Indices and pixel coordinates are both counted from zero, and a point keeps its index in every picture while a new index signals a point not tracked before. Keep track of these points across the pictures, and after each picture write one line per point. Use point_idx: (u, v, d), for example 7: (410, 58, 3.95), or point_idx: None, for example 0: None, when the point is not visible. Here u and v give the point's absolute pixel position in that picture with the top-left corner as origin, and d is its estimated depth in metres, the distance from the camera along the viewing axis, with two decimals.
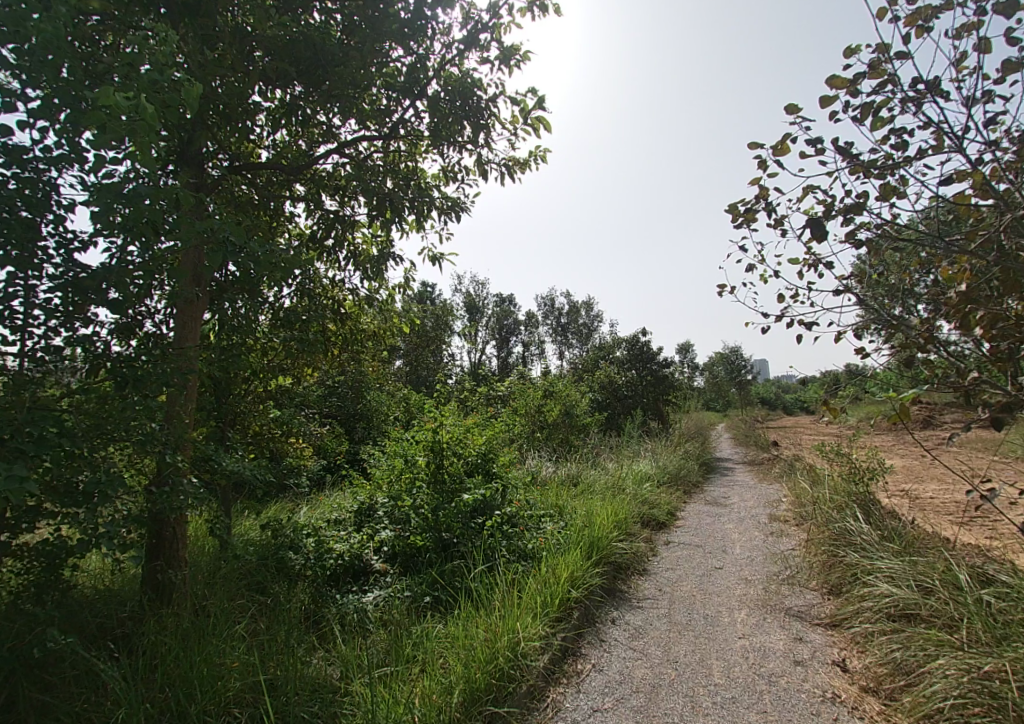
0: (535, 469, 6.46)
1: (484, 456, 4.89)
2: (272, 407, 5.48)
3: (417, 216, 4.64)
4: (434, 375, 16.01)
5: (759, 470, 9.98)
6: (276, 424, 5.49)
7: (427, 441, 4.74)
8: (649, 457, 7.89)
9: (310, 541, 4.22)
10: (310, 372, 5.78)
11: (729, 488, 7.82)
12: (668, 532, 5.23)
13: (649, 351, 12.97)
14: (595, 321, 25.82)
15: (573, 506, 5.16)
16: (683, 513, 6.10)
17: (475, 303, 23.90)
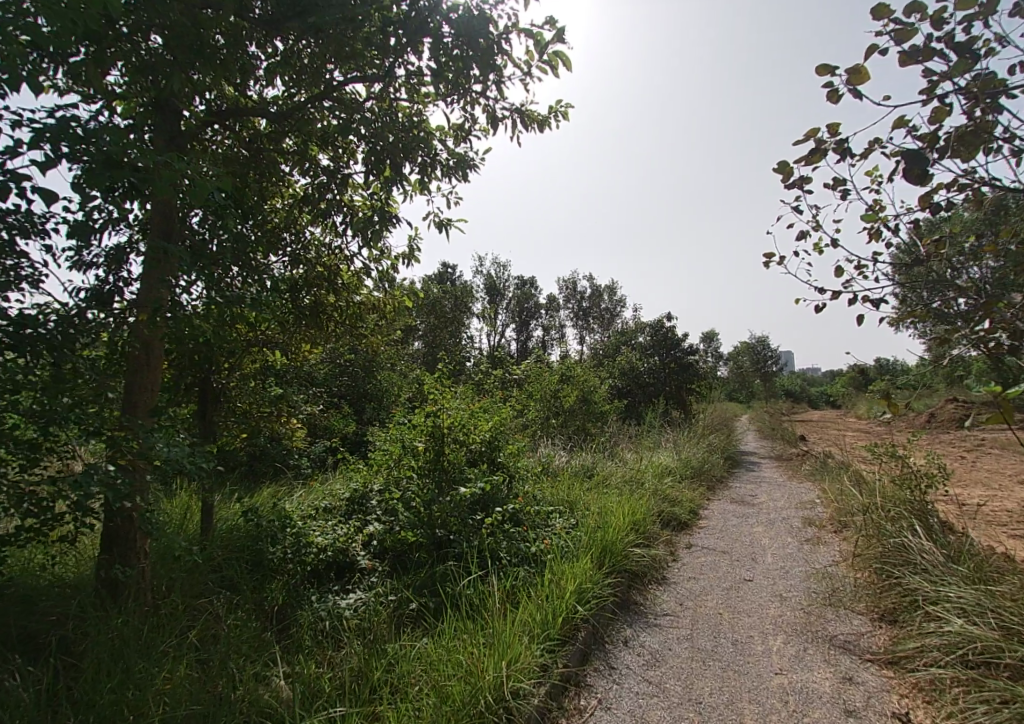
0: (547, 458, 5.99)
1: (489, 443, 4.44)
2: (265, 383, 5.12)
3: (419, 175, 4.15)
4: (450, 356, 15.58)
5: (789, 466, 9.34)
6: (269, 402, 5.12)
7: (426, 425, 4.31)
8: (671, 449, 7.36)
9: (295, 531, 3.87)
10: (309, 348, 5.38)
11: (758, 486, 7.25)
12: (691, 534, 4.74)
13: (674, 337, 12.27)
14: (618, 306, 25.04)
15: (587, 502, 4.69)
16: (708, 511, 5.59)
17: (495, 284, 23.32)
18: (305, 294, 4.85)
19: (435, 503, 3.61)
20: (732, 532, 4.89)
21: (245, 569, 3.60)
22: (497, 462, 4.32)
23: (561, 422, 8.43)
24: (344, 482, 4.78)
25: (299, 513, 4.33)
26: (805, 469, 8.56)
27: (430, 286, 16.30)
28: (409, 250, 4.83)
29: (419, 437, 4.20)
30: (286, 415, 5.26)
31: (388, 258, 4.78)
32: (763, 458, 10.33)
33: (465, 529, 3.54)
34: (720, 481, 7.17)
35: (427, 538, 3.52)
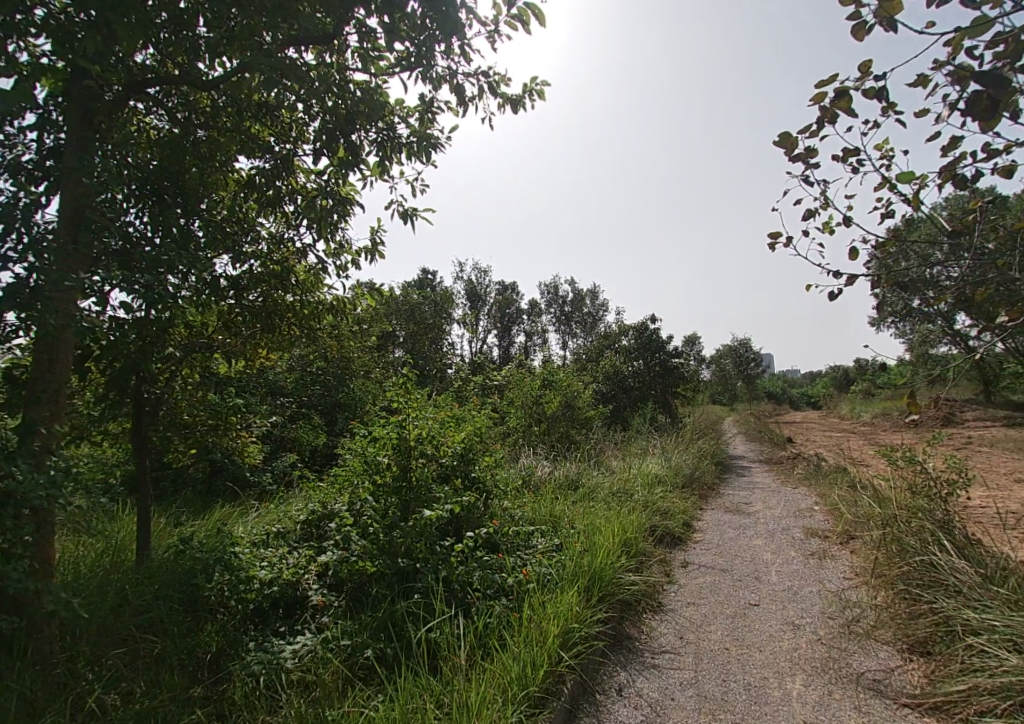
0: (528, 469, 5.54)
1: (462, 457, 3.98)
2: (214, 394, 4.61)
3: (378, 158, 3.73)
4: (430, 363, 15.09)
5: (780, 470, 9.00)
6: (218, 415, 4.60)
7: (390, 438, 3.84)
8: (660, 456, 6.97)
9: (238, 563, 3.37)
10: (264, 354, 4.88)
11: (751, 492, 6.88)
12: (686, 550, 4.33)
13: (658, 339, 11.93)
14: (601, 310, 24.77)
15: (572, 518, 4.25)
16: (702, 523, 5.19)
17: (476, 291, 22.84)
18: (256, 293, 4.36)
19: (398, 528, 3.13)
20: (730, 547, 4.50)
21: (177, 611, 3.10)
22: (471, 477, 3.86)
23: (544, 430, 8.00)
24: (302, 502, 4.29)
25: (248, 539, 3.83)
26: (798, 473, 8.24)
27: (408, 291, 15.80)
28: (371, 244, 4.38)
29: (382, 452, 3.73)
30: (239, 429, 4.75)
31: (348, 252, 4.33)
32: (753, 463, 10.00)
33: (432, 558, 3.07)
34: (711, 489, 6.80)
35: (390, 569, 3.05)
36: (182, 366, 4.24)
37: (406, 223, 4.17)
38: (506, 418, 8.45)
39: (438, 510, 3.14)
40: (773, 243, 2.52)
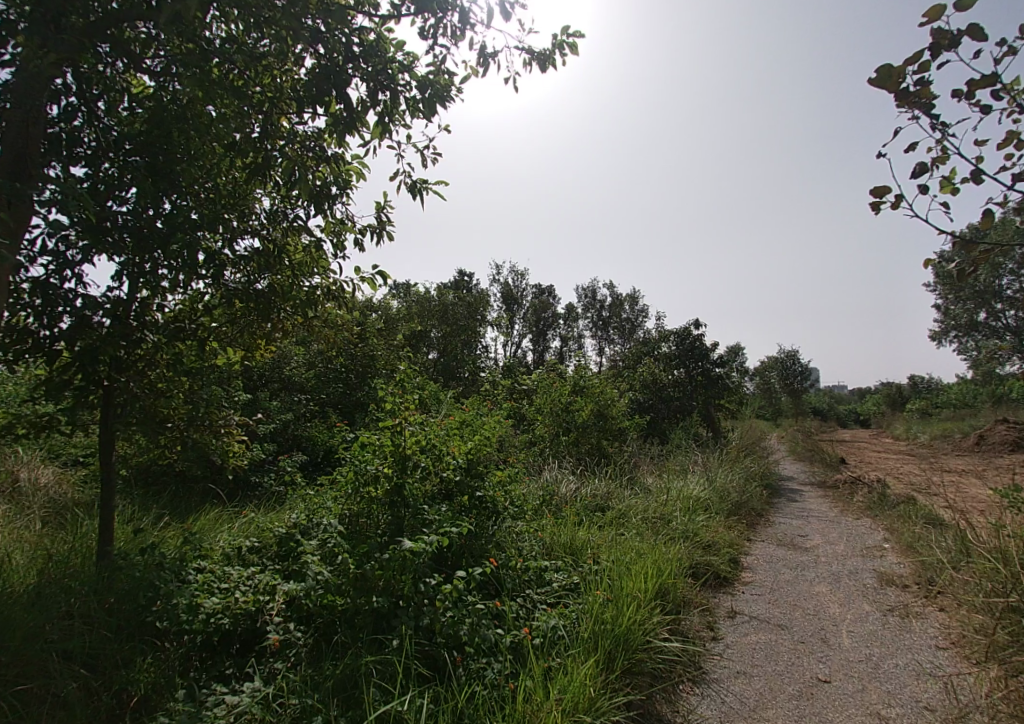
0: (550, 485, 4.90)
1: (467, 471, 3.37)
2: (203, 386, 4.17)
3: (380, 116, 3.19)
4: (460, 365, 14.55)
5: (838, 497, 8.03)
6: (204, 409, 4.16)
7: (383, 446, 3.28)
8: (702, 475, 6.20)
9: (197, 585, 2.87)
10: (260, 344, 4.41)
11: (808, 523, 6.03)
12: (733, 596, 3.61)
13: (701, 347, 11.06)
14: (640, 316, 23.80)
15: (594, 550, 3.59)
16: (752, 559, 4.44)
17: (512, 294, 22.26)
18: (247, 275, 3.90)
19: (374, 558, 2.55)
20: (787, 593, 3.74)
21: (115, 642, 2.62)
22: (477, 495, 3.24)
23: (573, 440, 7.31)
24: (288, 513, 3.77)
25: (219, 554, 3.33)
26: (859, 501, 7.29)
27: (440, 290, 15.34)
28: (378, 223, 3.84)
29: (373, 462, 3.15)
30: (228, 426, 4.29)
31: (350, 231, 3.80)
32: (805, 487, 9.03)
33: (415, 599, 2.48)
34: (760, 516, 5.97)
35: (362, 610, 2.47)
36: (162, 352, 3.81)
37: (415, 197, 3.59)
38: (531, 425, 7.80)
39: (425, 540, 2.54)
40: (873, 207, 1.87)
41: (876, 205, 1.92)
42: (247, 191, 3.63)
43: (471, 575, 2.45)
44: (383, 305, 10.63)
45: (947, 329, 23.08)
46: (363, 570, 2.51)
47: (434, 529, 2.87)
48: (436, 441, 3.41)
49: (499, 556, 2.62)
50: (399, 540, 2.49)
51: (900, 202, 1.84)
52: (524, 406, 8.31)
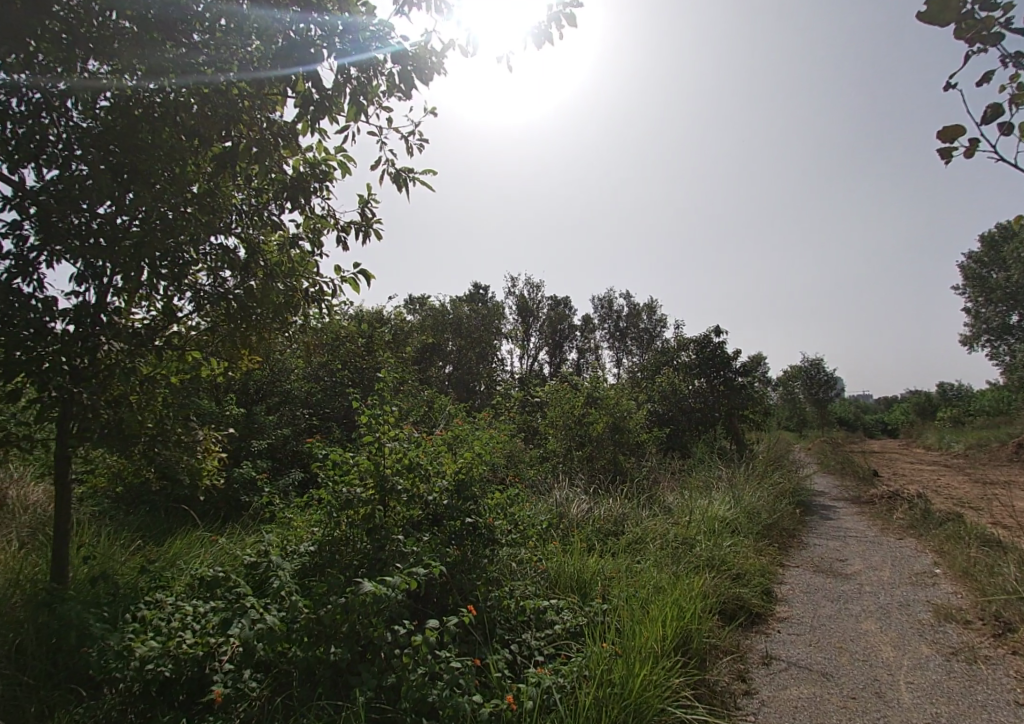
0: (559, 505, 4.47)
1: (456, 494, 2.95)
2: (179, 397, 3.86)
3: (352, 98, 2.85)
4: (473, 378, 14.19)
5: (876, 514, 7.42)
6: (179, 424, 3.85)
7: (358, 466, 2.88)
8: (727, 493, 5.69)
9: (144, 626, 2.50)
10: (241, 353, 4.10)
11: (847, 545, 5.47)
12: (767, 637, 3.11)
13: (723, 354, 10.53)
14: (658, 325, 23.25)
15: (605, 584, 3.13)
16: (787, 590, 3.92)
17: (527, 305, 21.92)
18: (221, 279, 3.59)
19: (333, 602, 2.15)
20: (830, 634, 3.24)
21: (44, 693, 2.27)
22: (467, 522, 2.80)
23: (586, 455, 6.86)
24: (264, 539, 3.40)
25: (182, 587, 2.98)
26: (901, 519, 6.68)
27: (452, 302, 15.05)
28: (360, 219, 3.45)
29: (347, 484, 2.75)
30: (206, 441, 3.96)
31: (329, 228, 3.44)
32: (839, 502, 8.40)
33: (381, 653, 2.07)
34: (793, 538, 5.43)
35: (316, 665, 2.08)
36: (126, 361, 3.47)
37: (398, 189, 3.17)
38: (543, 440, 7.37)
39: (389, 582, 2.12)
40: (947, 152, 1.29)
41: (948, 153, 1.35)
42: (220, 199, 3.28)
43: (445, 624, 1.99)
44: (392, 316, 10.35)
45: (982, 334, 22.03)
46: (320, 616, 2.13)
47: (412, 567, 2.44)
48: (421, 460, 3.01)
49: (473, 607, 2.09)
50: (360, 581, 2.07)
51: (984, 143, 1.27)
52: (536, 419, 7.90)
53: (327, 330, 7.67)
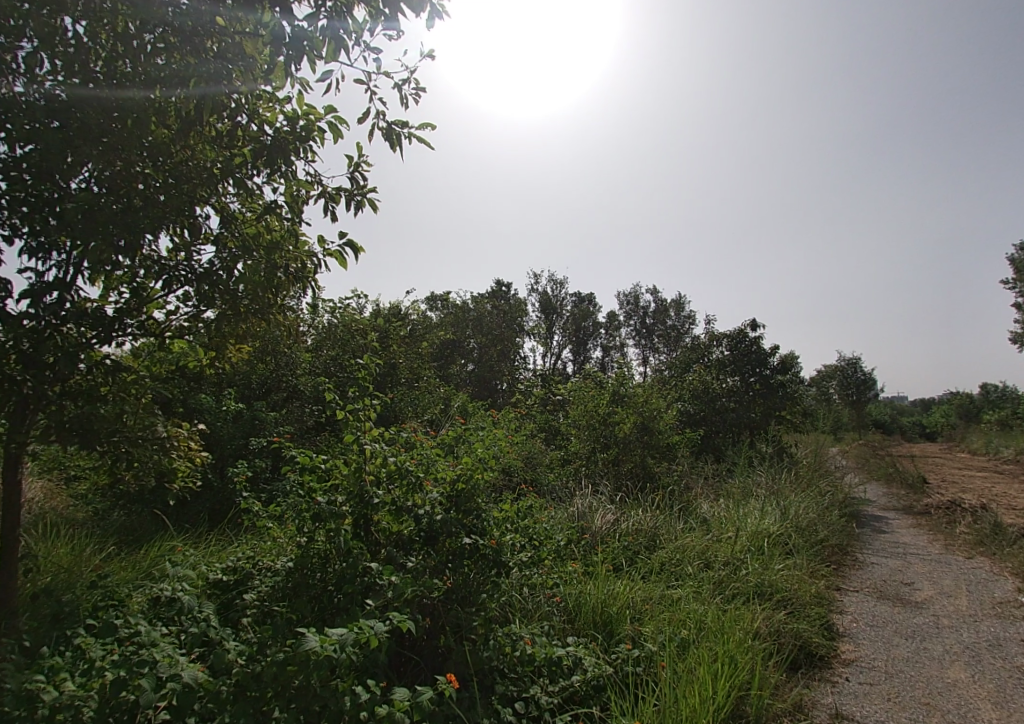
0: (581, 517, 3.95)
1: (454, 508, 2.45)
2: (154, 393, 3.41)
3: (327, 32, 2.37)
4: (495, 376, 13.68)
5: (935, 527, 6.68)
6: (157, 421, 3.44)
7: (336, 473, 2.40)
8: (772, 504, 5.07)
9: (77, 658, 2.08)
10: (225, 343, 3.67)
11: (911, 565, 4.79)
12: (833, 688, 2.54)
13: (758, 350, 9.83)
14: (687, 322, 22.44)
15: (634, 620, 2.59)
16: (849, 624, 3.33)
17: (551, 302, 21.37)
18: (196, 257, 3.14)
19: (277, 655, 1.65)
20: (911, 684, 2.64)
21: None
22: (466, 544, 2.30)
23: (613, 458, 6.30)
24: (240, 551, 2.97)
25: (138, 607, 2.55)
26: (967, 535, 5.93)
27: (474, 298, 14.58)
28: (351, 187, 2.96)
29: (322, 495, 2.27)
30: (182, 439, 3.46)
31: (312, 196, 2.98)
32: (890, 513, 7.65)
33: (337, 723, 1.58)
34: (847, 557, 4.78)
35: None
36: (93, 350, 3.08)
37: (391, 147, 2.67)
38: (566, 441, 6.84)
39: (345, 635, 1.61)
40: None
41: None
42: (200, 177, 2.84)
43: (416, 698, 1.52)
44: (410, 311, 9.93)
45: None
46: (262, 669, 1.65)
47: (391, 604, 1.96)
48: (413, 466, 2.52)
49: (457, 689, 1.60)
50: (306, 631, 1.61)
51: None
52: (556, 418, 7.38)
53: (339, 323, 7.27)
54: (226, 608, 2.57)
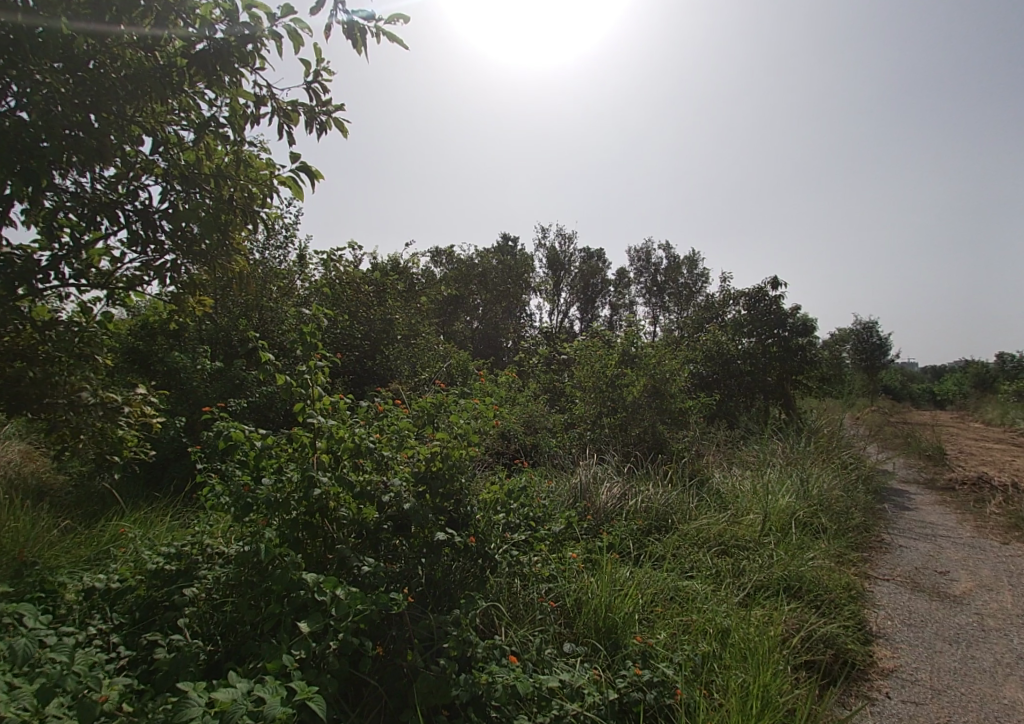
0: (585, 493, 3.56)
1: (427, 493, 2.03)
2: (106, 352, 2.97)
3: None
4: (501, 334, 13.20)
5: (962, 504, 6.28)
6: (110, 385, 3.03)
7: (284, 451, 1.98)
8: (793, 479, 4.65)
9: None
10: (187, 297, 3.18)
11: (943, 550, 4.40)
12: (874, 709, 2.17)
13: (778, 310, 9.25)
14: (700, 281, 21.66)
15: (644, 626, 2.20)
16: (883, 623, 2.95)
17: (559, 258, 20.58)
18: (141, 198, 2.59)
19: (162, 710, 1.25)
20: (964, 704, 2.27)
21: None
22: (439, 538, 1.87)
23: (621, 424, 5.88)
24: (192, 534, 2.59)
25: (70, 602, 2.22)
26: (999, 517, 5.52)
27: (479, 252, 13.90)
28: (311, 103, 2.44)
29: (262, 480, 1.85)
30: (133, 405, 2.95)
31: (263, 113, 2.44)
32: (911, 487, 7.25)
33: None
34: (873, 538, 4.40)
35: None
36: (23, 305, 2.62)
37: (353, 47, 2.15)
38: (571, 403, 6.42)
39: (248, 693, 1.21)
40: None
41: None
42: (125, 91, 2.31)
43: None
44: (410, 263, 9.37)
45: None
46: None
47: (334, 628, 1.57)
48: (377, 441, 2.08)
49: None
50: (190, 693, 1.20)
51: None
52: (561, 380, 6.94)
53: (330, 276, 6.77)
54: (166, 604, 2.21)
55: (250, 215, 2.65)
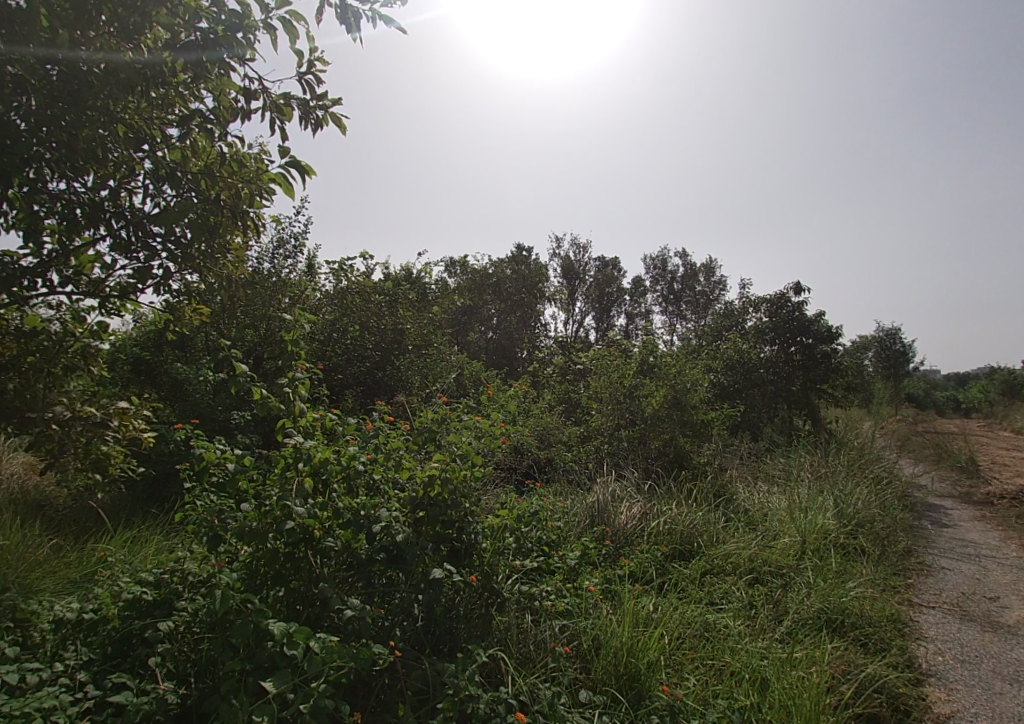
0: (601, 513, 3.31)
1: (425, 521, 1.82)
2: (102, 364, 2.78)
3: None
4: (515, 343, 13.00)
5: (1005, 521, 5.88)
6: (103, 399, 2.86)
7: (268, 475, 1.79)
8: (826, 497, 4.34)
9: None
10: (188, 309, 2.99)
11: (991, 573, 4.04)
12: None
13: (801, 317, 8.90)
14: (717, 289, 21.26)
15: (670, 671, 1.95)
16: (933, 660, 2.59)
17: (573, 267, 20.35)
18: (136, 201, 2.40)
19: None
20: None
21: None
22: (436, 574, 1.66)
23: (640, 436, 5.61)
24: (178, 558, 2.40)
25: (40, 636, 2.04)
26: None
27: (493, 262, 13.73)
28: (305, 97, 2.27)
29: (241, 507, 1.65)
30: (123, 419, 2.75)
31: (254, 109, 2.28)
32: (947, 503, 6.84)
33: None
34: (913, 560, 4.08)
35: None
36: (9, 316, 2.48)
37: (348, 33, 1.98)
38: (587, 415, 6.17)
39: None
40: None
41: None
42: (111, 88, 2.16)
43: None
44: (422, 273, 9.22)
45: None
46: None
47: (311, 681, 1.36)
48: (371, 463, 1.88)
49: None
50: None
51: None
52: (576, 391, 6.70)
53: (340, 286, 6.64)
54: (141, 638, 2.02)
55: (242, 217, 2.48)
